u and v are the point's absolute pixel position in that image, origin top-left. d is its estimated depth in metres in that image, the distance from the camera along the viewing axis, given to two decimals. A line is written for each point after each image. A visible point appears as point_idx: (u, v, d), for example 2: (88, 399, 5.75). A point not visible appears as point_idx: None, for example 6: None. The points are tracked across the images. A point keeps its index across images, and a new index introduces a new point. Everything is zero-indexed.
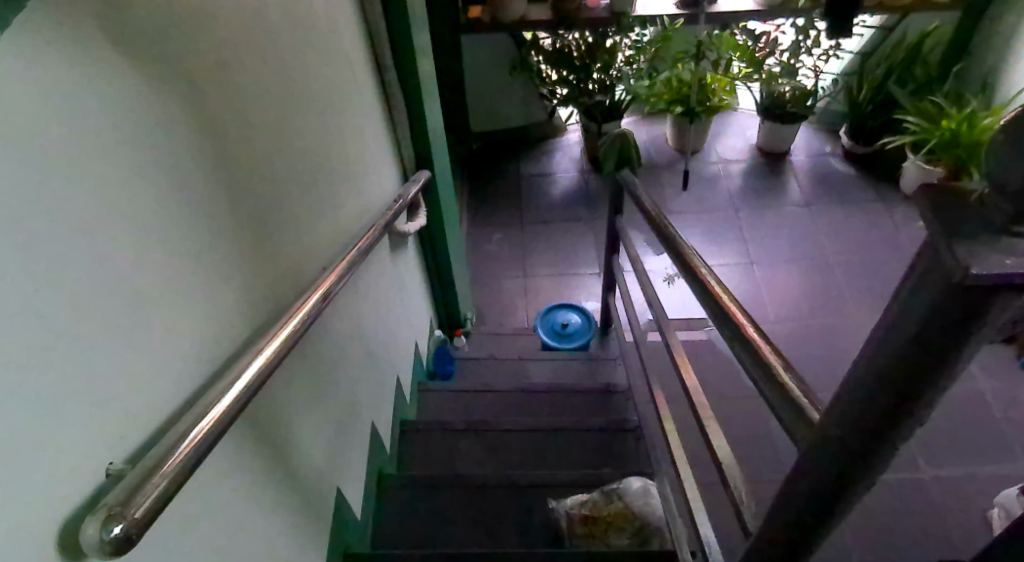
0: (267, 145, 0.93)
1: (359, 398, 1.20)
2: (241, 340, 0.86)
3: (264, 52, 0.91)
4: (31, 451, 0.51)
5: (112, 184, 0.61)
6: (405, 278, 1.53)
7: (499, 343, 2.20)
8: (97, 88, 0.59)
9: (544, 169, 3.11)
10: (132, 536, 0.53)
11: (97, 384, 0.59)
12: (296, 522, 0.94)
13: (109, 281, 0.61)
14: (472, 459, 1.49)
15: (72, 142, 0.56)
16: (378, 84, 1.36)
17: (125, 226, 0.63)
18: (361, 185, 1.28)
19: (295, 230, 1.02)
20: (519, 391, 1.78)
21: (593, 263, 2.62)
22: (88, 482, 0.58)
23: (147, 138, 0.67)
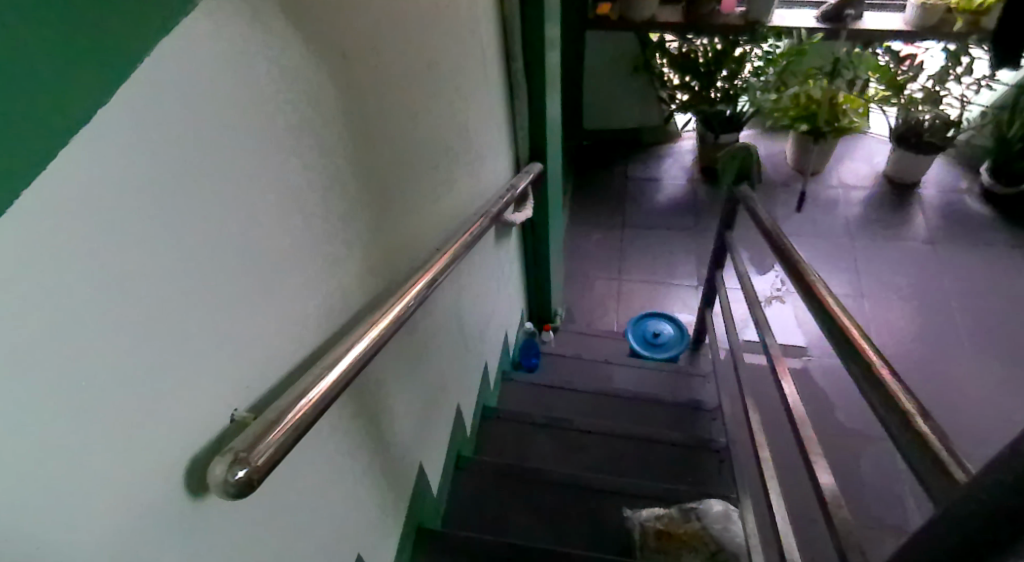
0: (399, 122, 0.95)
1: (449, 379, 1.23)
2: (353, 309, 0.90)
3: (411, 32, 0.94)
4: (173, 388, 0.56)
5: (266, 155, 0.66)
6: (505, 267, 1.54)
7: (585, 343, 2.19)
8: (264, 59, 0.63)
9: (652, 172, 3.08)
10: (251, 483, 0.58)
11: (230, 335, 0.64)
12: (380, 487, 0.99)
13: (252, 242, 0.66)
14: (547, 454, 1.49)
15: (239, 113, 0.61)
16: (504, 71, 1.37)
17: (271, 190, 0.68)
18: (476, 170, 1.29)
19: (414, 207, 1.05)
20: (600, 394, 1.76)
21: (691, 275, 2.56)
22: (213, 423, 0.63)
23: (300, 109, 0.71)
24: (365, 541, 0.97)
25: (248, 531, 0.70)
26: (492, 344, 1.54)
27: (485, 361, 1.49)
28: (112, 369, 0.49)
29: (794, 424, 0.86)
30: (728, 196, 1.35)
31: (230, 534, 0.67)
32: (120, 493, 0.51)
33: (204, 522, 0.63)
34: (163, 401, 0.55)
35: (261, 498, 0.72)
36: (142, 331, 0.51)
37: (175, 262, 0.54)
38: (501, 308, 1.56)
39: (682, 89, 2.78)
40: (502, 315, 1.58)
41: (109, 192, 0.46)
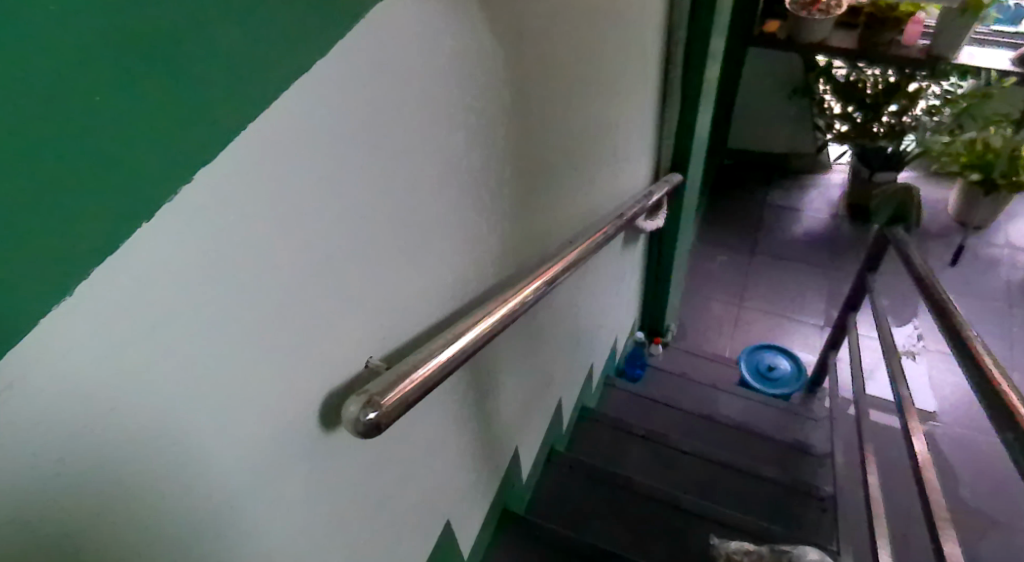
0: (557, 114, 0.99)
1: (557, 373, 1.25)
2: (481, 288, 0.95)
3: (581, 30, 0.98)
4: (307, 319, 0.63)
5: (429, 134, 0.75)
6: (627, 273, 1.54)
7: (694, 365, 2.14)
8: (430, 41, 0.70)
9: (792, 203, 2.98)
10: (379, 426, 0.70)
11: (361, 286, 0.71)
12: (480, 460, 1.04)
13: (395, 206, 0.72)
14: (640, 466, 1.48)
15: (402, 86, 0.67)
16: (661, 78, 1.37)
17: (417, 160, 0.74)
18: (617, 173, 1.30)
19: (556, 198, 1.08)
20: (702, 417, 1.73)
21: (818, 313, 2.43)
22: (331, 361, 0.70)
23: (458, 91, 0.77)
24: (457, 508, 1.02)
25: (359, 467, 0.79)
26: (601, 349, 1.54)
27: (592, 364, 1.49)
28: (282, 298, 0.59)
29: (921, 481, 0.85)
30: (879, 235, 1.27)
31: (344, 464, 0.76)
32: (270, 402, 0.62)
33: (330, 445, 0.74)
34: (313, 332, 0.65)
35: (379, 440, 0.80)
36: (311, 270, 0.61)
37: (340, 217, 0.64)
38: (616, 312, 1.56)
39: (842, 118, 2.64)
40: (615, 320, 1.58)
41: (306, 149, 0.55)
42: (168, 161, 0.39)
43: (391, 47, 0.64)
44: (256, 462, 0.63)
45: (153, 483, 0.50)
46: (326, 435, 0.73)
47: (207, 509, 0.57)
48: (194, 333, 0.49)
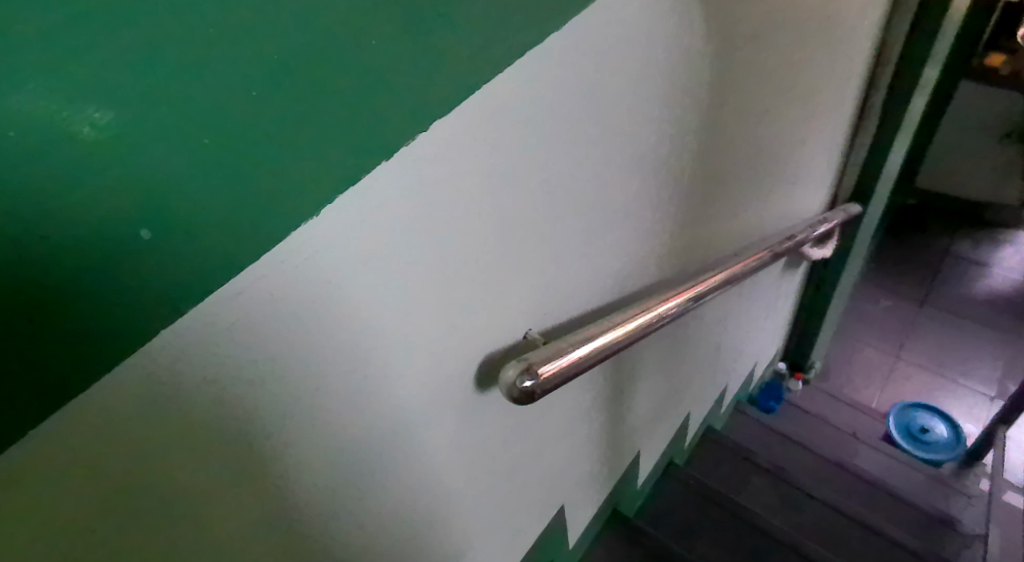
0: (753, 124, 0.99)
1: (691, 386, 1.22)
2: (641, 285, 0.95)
3: (798, 41, 0.98)
4: (471, 281, 0.67)
5: (630, 121, 0.76)
6: (779, 300, 1.47)
7: (832, 408, 2.20)
8: (645, 35, 0.71)
9: (979, 257, 2.82)
10: (533, 395, 0.72)
11: (529, 260, 0.73)
12: (605, 454, 1.05)
13: (579, 188, 0.75)
14: (763, 501, 1.68)
15: (608, 74, 0.69)
16: (859, 100, 1.32)
17: (605, 151, 0.75)
18: (791, 195, 1.26)
19: (730, 210, 1.07)
20: (836, 465, 1.92)
21: (987, 382, 2.27)
22: (494, 327, 0.74)
23: (660, 88, 0.77)
24: (576, 496, 1.04)
25: (497, 432, 0.82)
26: (737, 373, 1.49)
27: (727, 385, 1.45)
28: (462, 247, 0.64)
29: None
30: None
31: (486, 427, 0.79)
32: (435, 342, 0.67)
33: (481, 403, 0.77)
34: (484, 287, 0.69)
35: (521, 409, 0.83)
36: (480, 236, 0.65)
37: (523, 185, 0.67)
38: (761, 338, 1.50)
39: None
40: (759, 346, 1.52)
41: (495, 118, 0.60)
42: (369, 115, 0.48)
43: (615, 33, 0.67)
44: (406, 410, 0.67)
45: (322, 380, 0.57)
46: (480, 395, 0.76)
47: (369, 423, 0.64)
48: (375, 252, 0.56)
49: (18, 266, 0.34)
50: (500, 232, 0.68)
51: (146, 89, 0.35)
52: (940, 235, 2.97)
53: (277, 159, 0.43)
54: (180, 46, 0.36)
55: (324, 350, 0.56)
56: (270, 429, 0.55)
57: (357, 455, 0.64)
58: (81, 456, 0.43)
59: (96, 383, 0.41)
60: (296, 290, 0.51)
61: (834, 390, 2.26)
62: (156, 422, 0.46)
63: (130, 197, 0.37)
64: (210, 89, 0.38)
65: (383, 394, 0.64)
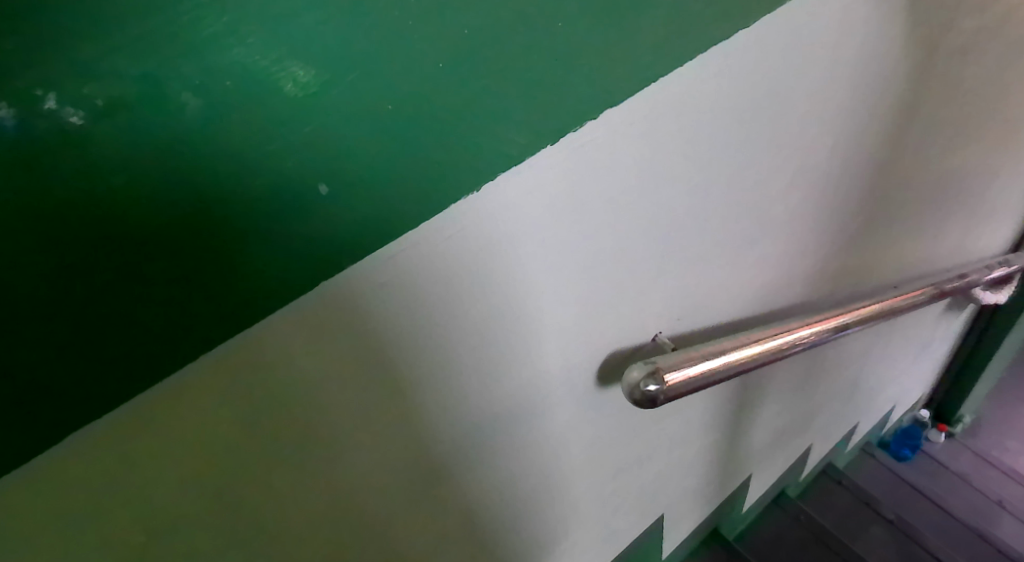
0: (946, 147, 0.90)
1: (818, 418, 1.14)
2: (786, 304, 0.89)
3: (1016, 60, 0.88)
4: (607, 280, 0.66)
5: (806, 128, 0.71)
6: (934, 342, 1.33)
7: (981, 471, 1.97)
8: (840, 42, 0.65)
9: None
10: (655, 400, 0.70)
11: (669, 265, 0.71)
12: (714, 472, 1.01)
13: (738, 196, 0.71)
14: (881, 552, 1.59)
15: (791, 80, 0.64)
16: None
17: (773, 162, 0.71)
18: (971, 228, 1.13)
19: (899, 238, 0.98)
20: (972, 532, 1.80)
21: None
22: (626, 328, 0.72)
23: (846, 99, 0.71)
24: (677, 508, 1.00)
25: (609, 431, 0.80)
26: (870, 414, 1.37)
27: (857, 424, 1.35)
28: (609, 239, 0.63)
29: None
30: None
31: (600, 424, 0.78)
32: (568, 331, 0.67)
33: (598, 400, 0.76)
34: (624, 282, 0.68)
35: (636, 413, 0.81)
36: (625, 240, 0.64)
37: (679, 186, 0.64)
38: (905, 379, 1.36)
39: None
40: (901, 388, 1.39)
41: (663, 118, 0.58)
42: (529, 104, 0.48)
43: (808, 34, 0.62)
44: (522, 401, 0.68)
45: (458, 352, 0.58)
46: (600, 391, 0.75)
47: (491, 400, 0.65)
48: (524, 234, 0.56)
49: (216, 206, 0.37)
50: (650, 229, 0.65)
51: (346, 54, 0.38)
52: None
53: (451, 130, 0.45)
54: (377, 16, 0.38)
55: (462, 323, 0.57)
56: (396, 404, 0.57)
57: (476, 430, 0.66)
58: (240, 392, 0.47)
59: (259, 323, 0.44)
60: (444, 262, 0.52)
61: (982, 450, 2.02)
62: (302, 371, 0.49)
63: (318, 157, 0.40)
64: (402, 58, 0.40)
65: (510, 373, 0.64)
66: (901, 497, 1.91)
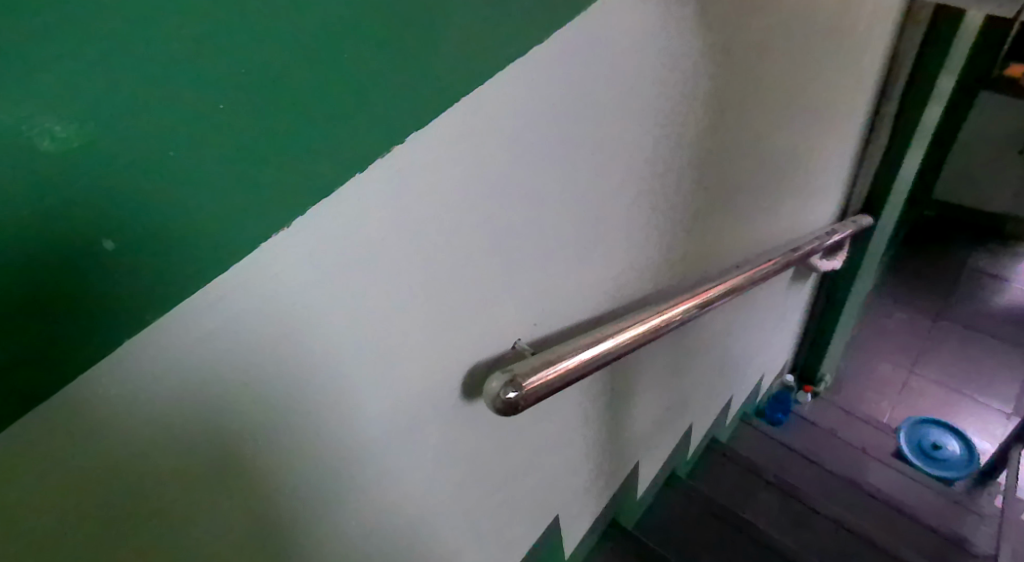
0: (762, 134, 0.99)
1: (694, 399, 1.21)
2: (637, 298, 0.95)
3: (810, 51, 0.98)
4: (455, 297, 0.67)
5: (627, 128, 0.75)
6: (788, 312, 1.45)
7: (846, 424, 2.21)
8: (641, 50, 0.70)
9: (999, 272, 2.93)
10: (517, 407, 0.71)
11: (514, 276, 0.73)
12: (602, 464, 1.04)
13: (573, 199, 0.74)
14: (768, 516, 1.70)
15: (603, 88, 0.69)
16: (872, 109, 1.35)
17: (600, 165, 0.75)
18: (801, 204, 1.25)
19: (734, 222, 1.06)
20: (849, 484, 1.90)
21: (1009, 401, 2.33)
22: (485, 342, 0.74)
23: (658, 93, 0.76)
24: (570, 506, 1.03)
25: (484, 442, 0.81)
26: (744, 385, 1.46)
27: (732, 396, 1.43)
28: (446, 254, 0.64)
29: None
30: None
31: (474, 437, 0.79)
32: (421, 348, 0.67)
33: (466, 414, 0.77)
34: (471, 293, 0.69)
35: (509, 421, 0.83)
36: (464, 257, 0.66)
37: (511, 199, 0.67)
38: (769, 349, 1.48)
39: None
40: (766, 358, 1.50)
41: (480, 139, 0.60)
42: (336, 137, 0.46)
43: (609, 42, 0.66)
44: (390, 425, 0.67)
45: (304, 386, 0.57)
46: (467, 404, 0.76)
47: (353, 430, 0.64)
48: (356, 264, 0.56)
49: None
50: (487, 239, 0.67)
51: (113, 102, 0.34)
52: (955, 254, 3.05)
53: (255, 173, 0.42)
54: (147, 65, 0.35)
55: (302, 358, 0.55)
56: (245, 449, 0.55)
57: (339, 463, 0.64)
58: (58, 460, 0.43)
59: (61, 390, 0.41)
60: (276, 300, 0.51)
61: (846, 405, 2.28)
62: (132, 427, 0.46)
63: (94, 213, 0.36)
64: (185, 102, 0.37)
65: (366, 400, 0.63)
66: (783, 462, 1.97)
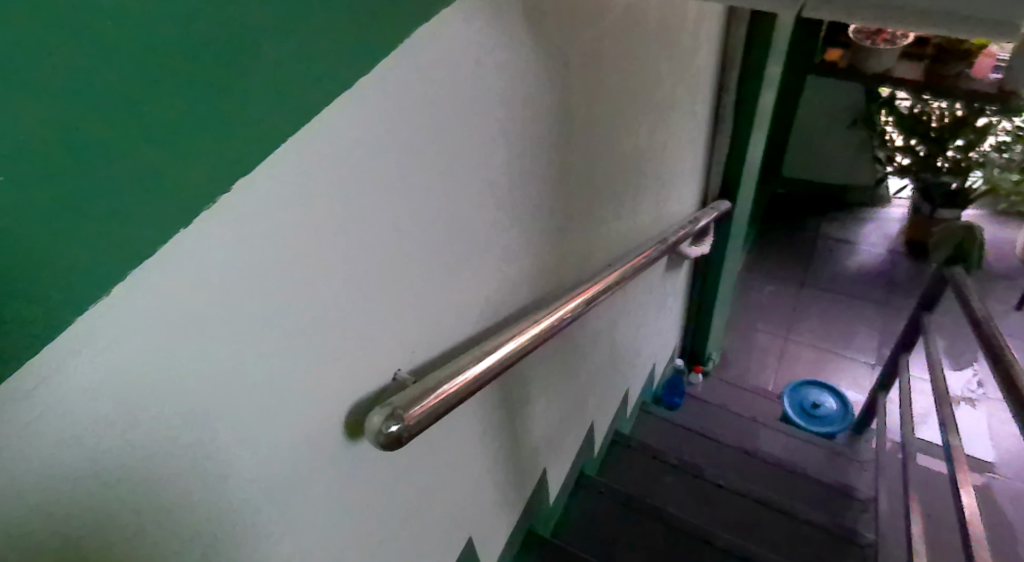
0: (612, 136, 1.04)
1: (591, 397, 1.25)
2: (514, 310, 0.97)
3: (645, 53, 1.04)
4: (322, 338, 0.64)
5: (477, 148, 0.76)
6: (668, 299, 1.53)
7: (734, 398, 2.37)
8: (477, 68, 0.71)
9: (849, 237, 3.28)
10: (401, 439, 0.70)
11: (382, 307, 0.71)
12: (508, 477, 1.05)
13: (432, 220, 0.74)
14: (674, 498, 1.77)
15: (445, 108, 0.69)
16: (713, 101, 1.47)
17: (455, 185, 0.75)
18: (663, 198, 1.32)
19: (599, 223, 1.11)
20: (742, 453, 2.01)
21: (869, 353, 2.60)
22: (364, 378, 0.73)
23: (502, 106, 0.78)
24: (482, 525, 1.03)
25: (377, 480, 0.79)
26: (638, 374, 1.52)
27: (628, 388, 1.48)
28: (310, 296, 0.61)
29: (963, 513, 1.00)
30: (937, 273, 1.41)
31: (367, 477, 0.77)
32: (296, 397, 0.64)
33: (353, 456, 0.74)
34: (341, 332, 0.67)
35: (402, 454, 0.81)
36: (328, 296, 0.63)
37: (368, 231, 0.65)
38: (657, 337, 1.55)
39: (904, 151, 2.92)
40: (655, 345, 1.57)
41: (326, 172, 0.57)
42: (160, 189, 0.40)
43: (443, 63, 0.66)
44: (269, 482, 0.64)
45: (161, 465, 0.51)
46: (351, 446, 0.74)
47: (226, 497, 0.59)
48: (204, 324, 0.50)
49: None
50: (349, 276, 0.65)
51: None
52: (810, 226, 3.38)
53: (58, 244, 0.36)
54: None
55: (154, 435, 0.49)
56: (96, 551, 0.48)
57: (217, 534, 0.59)
58: None
59: None
60: (112, 380, 0.44)
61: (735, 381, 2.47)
62: None
63: None
64: None
65: (242, 463, 0.60)
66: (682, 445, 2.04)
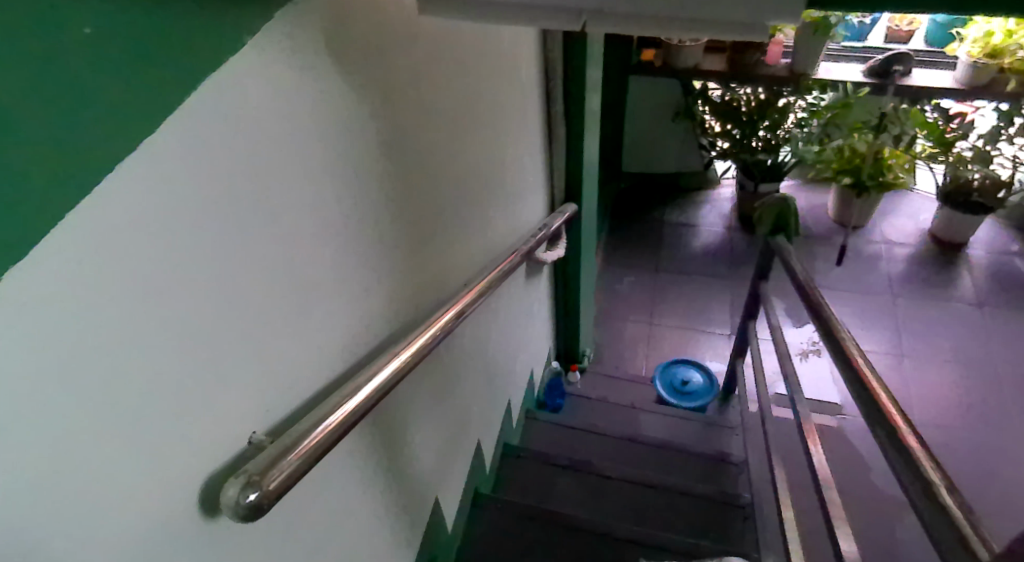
0: (446, 156, 1.04)
1: (472, 416, 1.25)
2: (372, 346, 0.94)
3: (464, 72, 1.05)
4: (153, 424, 0.56)
5: (303, 186, 0.72)
6: (535, 305, 1.57)
7: (611, 389, 2.48)
8: (288, 103, 0.67)
9: (690, 219, 3.55)
10: (263, 507, 0.63)
11: (222, 371, 0.65)
12: (398, 516, 1.02)
13: (265, 268, 0.69)
14: (569, 500, 1.80)
15: (259, 148, 0.64)
16: (543, 111, 1.54)
17: (285, 227, 0.71)
18: (509, 209, 1.36)
19: (445, 243, 1.11)
20: (627, 440, 2.09)
21: (724, 324, 2.84)
22: (213, 452, 0.66)
23: (323, 138, 0.74)
24: None
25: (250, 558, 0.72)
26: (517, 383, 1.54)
27: (509, 399, 1.50)
28: (133, 379, 0.53)
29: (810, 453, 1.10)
30: (764, 245, 1.54)
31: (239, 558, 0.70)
32: (133, 492, 0.55)
33: (216, 539, 0.67)
34: (177, 407, 0.59)
35: (275, 521, 0.75)
36: (153, 374, 0.56)
37: (190, 294, 0.58)
38: (530, 344, 1.59)
39: (724, 136, 3.25)
40: (530, 352, 1.60)
41: (124, 240, 0.50)
42: None
43: (248, 104, 0.61)
44: None
45: None
46: (213, 527, 0.66)
47: None
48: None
49: None
50: (178, 344, 0.58)
51: None
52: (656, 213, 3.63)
53: None
54: None
55: None
56: None
57: None
58: None
59: None
60: None
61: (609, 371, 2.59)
62: None
63: None
64: None
65: None
66: (570, 445, 2.09)
